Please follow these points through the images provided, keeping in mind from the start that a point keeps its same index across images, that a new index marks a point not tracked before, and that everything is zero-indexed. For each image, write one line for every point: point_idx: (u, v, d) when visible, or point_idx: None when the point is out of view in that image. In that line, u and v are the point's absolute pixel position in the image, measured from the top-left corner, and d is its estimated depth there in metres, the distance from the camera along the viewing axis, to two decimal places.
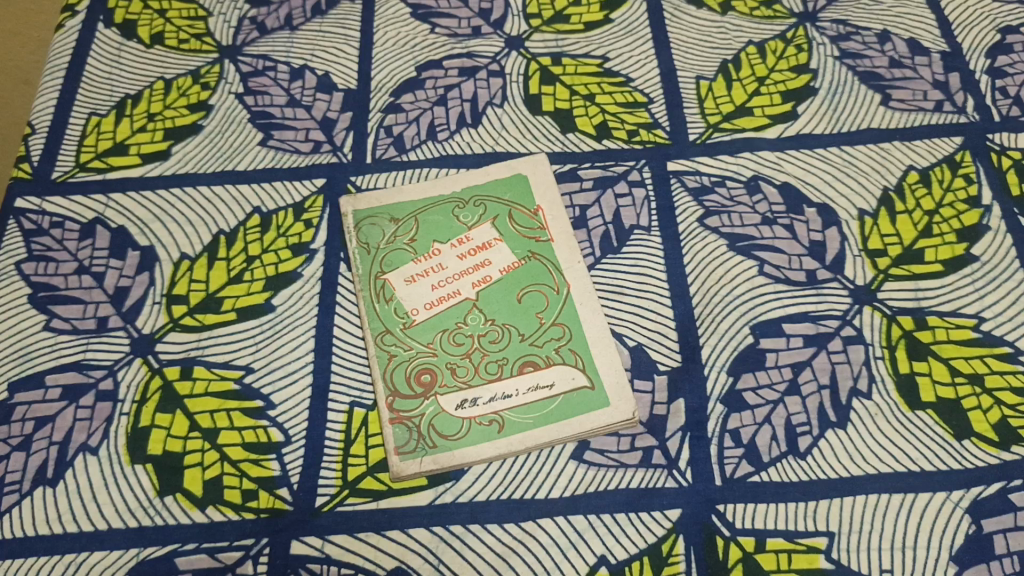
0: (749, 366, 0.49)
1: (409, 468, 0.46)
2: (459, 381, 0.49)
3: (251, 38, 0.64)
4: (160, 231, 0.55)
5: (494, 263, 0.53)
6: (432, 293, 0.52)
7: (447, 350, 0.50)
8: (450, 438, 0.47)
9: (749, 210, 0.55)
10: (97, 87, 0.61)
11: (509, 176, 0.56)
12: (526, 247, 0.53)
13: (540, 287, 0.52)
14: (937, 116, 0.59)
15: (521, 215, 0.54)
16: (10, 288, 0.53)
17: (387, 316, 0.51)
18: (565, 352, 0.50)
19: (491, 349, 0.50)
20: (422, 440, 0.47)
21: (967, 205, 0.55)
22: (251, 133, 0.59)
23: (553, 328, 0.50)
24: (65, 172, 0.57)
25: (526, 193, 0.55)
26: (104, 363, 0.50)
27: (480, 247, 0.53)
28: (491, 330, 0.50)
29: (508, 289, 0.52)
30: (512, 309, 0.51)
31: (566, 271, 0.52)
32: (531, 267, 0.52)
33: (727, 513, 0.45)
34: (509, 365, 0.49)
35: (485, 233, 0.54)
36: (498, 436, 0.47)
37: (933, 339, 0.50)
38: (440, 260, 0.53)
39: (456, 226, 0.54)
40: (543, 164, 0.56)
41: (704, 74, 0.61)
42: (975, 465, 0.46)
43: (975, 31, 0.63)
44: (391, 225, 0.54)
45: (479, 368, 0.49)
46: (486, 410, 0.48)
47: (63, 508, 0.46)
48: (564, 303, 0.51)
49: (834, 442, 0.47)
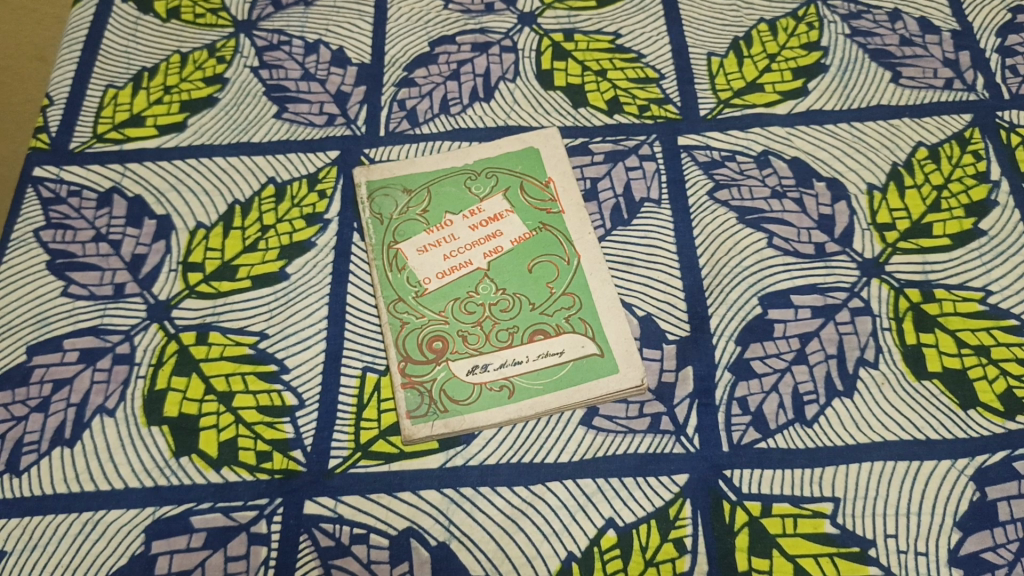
0: (757, 335, 0.50)
1: (421, 432, 0.47)
2: (470, 347, 0.49)
3: (266, 13, 0.65)
4: (176, 200, 0.55)
5: (505, 234, 0.53)
6: (444, 263, 0.52)
7: (459, 318, 0.50)
8: (461, 402, 0.48)
9: (758, 183, 0.55)
10: (114, 61, 0.62)
11: (520, 150, 0.57)
12: (537, 219, 0.54)
13: (551, 257, 0.52)
14: (947, 93, 0.59)
15: (532, 186, 0.55)
16: (29, 254, 0.53)
17: (399, 285, 0.51)
18: (575, 320, 0.50)
19: (502, 317, 0.50)
20: (433, 404, 0.48)
21: (975, 180, 0.55)
22: (265, 106, 0.60)
23: (563, 297, 0.51)
24: (83, 142, 0.58)
25: (536, 165, 0.56)
26: (122, 328, 0.51)
27: (492, 218, 0.54)
28: (502, 299, 0.51)
29: (519, 259, 0.52)
30: (523, 279, 0.52)
31: (576, 242, 0.53)
32: (542, 237, 0.53)
33: (734, 478, 0.46)
34: (520, 334, 0.50)
35: (497, 205, 0.54)
36: (508, 401, 0.48)
37: (939, 311, 0.50)
38: (452, 231, 0.53)
39: (468, 198, 0.55)
40: (554, 137, 0.57)
41: (716, 51, 0.62)
42: (980, 434, 0.47)
43: (986, 10, 0.63)
44: (403, 196, 0.55)
45: (490, 335, 0.50)
46: (497, 376, 0.48)
47: (81, 468, 0.46)
48: (574, 273, 0.52)
49: (840, 410, 0.48)
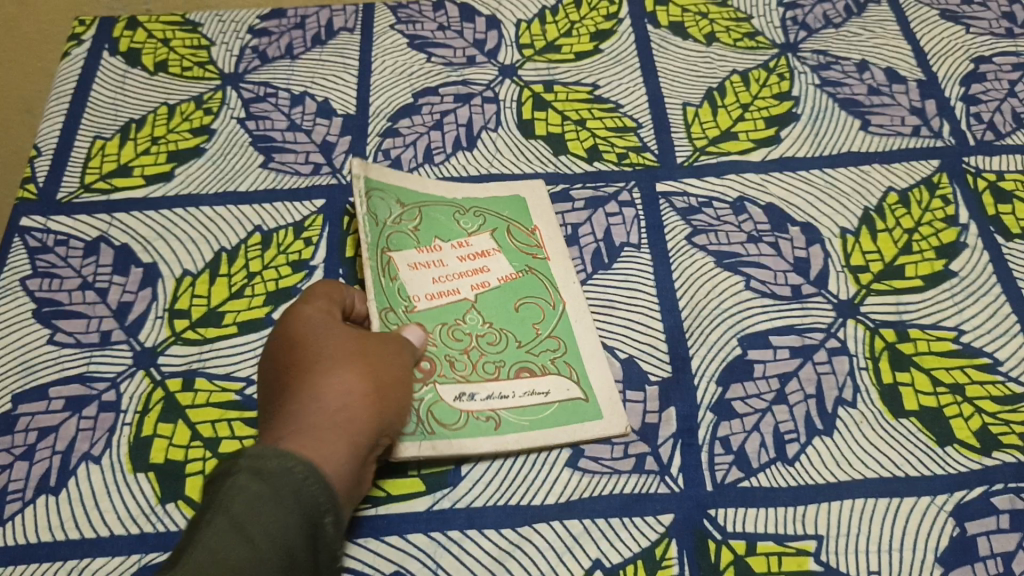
0: (737, 376, 0.51)
1: (409, 450, 0.47)
2: (458, 374, 0.50)
3: (253, 67, 0.66)
4: (163, 248, 0.56)
5: (492, 271, 0.54)
6: (432, 286, 0.53)
7: (447, 345, 0.51)
8: (449, 427, 0.48)
9: (735, 229, 0.57)
10: (102, 113, 0.63)
11: (508, 194, 0.58)
12: (523, 261, 0.55)
13: (536, 299, 0.53)
14: (915, 140, 0.61)
15: (519, 231, 0.56)
16: (15, 303, 0.54)
17: (391, 295, 0.52)
18: (560, 363, 0.51)
19: (489, 349, 0.51)
20: (421, 425, 0.48)
21: (945, 224, 0.57)
22: (252, 156, 0.60)
23: (548, 339, 0.52)
24: (71, 192, 0.59)
25: (523, 210, 0.57)
26: (108, 375, 0.51)
27: (480, 253, 0.55)
28: (489, 332, 0.52)
29: (506, 295, 0.53)
30: (510, 316, 0.53)
31: (561, 289, 0.54)
32: (527, 280, 0.54)
33: (718, 517, 0.46)
34: (506, 368, 0.51)
35: (486, 241, 0.55)
36: (495, 433, 0.48)
37: (914, 350, 0.52)
38: (442, 257, 0.54)
39: (456, 230, 0.56)
40: (540, 189, 0.58)
41: (691, 101, 0.63)
42: (957, 470, 0.48)
43: (949, 60, 0.65)
44: (396, 206, 0.56)
45: (477, 365, 0.51)
46: (484, 405, 0.49)
47: (66, 516, 0.46)
48: (559, 316, 0.53)
49: (821, 448, 0.48)
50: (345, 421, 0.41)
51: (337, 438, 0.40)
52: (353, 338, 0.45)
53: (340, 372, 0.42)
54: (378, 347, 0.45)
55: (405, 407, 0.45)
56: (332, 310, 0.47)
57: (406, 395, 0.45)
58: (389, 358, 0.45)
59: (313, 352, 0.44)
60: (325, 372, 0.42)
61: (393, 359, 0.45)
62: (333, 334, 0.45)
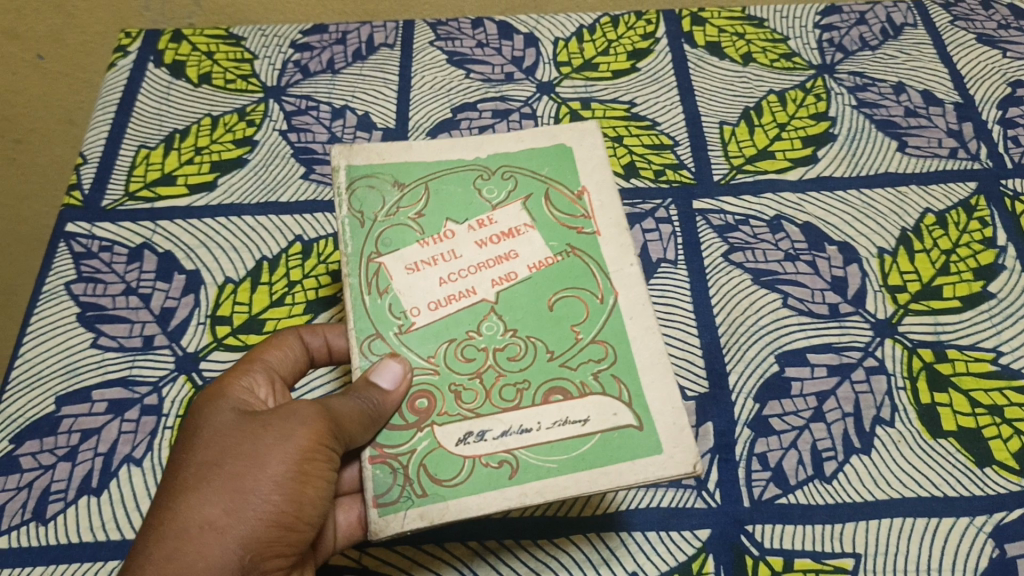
0: (774, 393, 0.51)
1: (391, 526, 0.42)
2: (463, 409, 0.44)
3: (295, 80, 0.67)
4: (205, 256, 0.57)
5: (522, 257, 0.47)
6: (439, 290, 0.46)
7: (454, 367, 0.45)
8: (445, 484, 0.42)
9: (772, 247, 0.57)
10: (147, 122, 0.64)
11: (548, 145, 0.51)
12: (563, 239, 0.48)
13: (580, 293, 0.47)
14: (952, 162, 0.61)
15: (561, 196, 0.49)
16: (60, 307, 0.55)
17: (379, 316, 0.46)
18: (606, 378, 0.45)
19: (509, 368, 0.45)
20: (408, 487, 0.42)
21: (982, 245, 0.57)
22: (293, 167, 0.61)
23: (593, 347, 0.46)
24: (115, 200, 0.60)
25: (568, 170, 0.50)
26: (150, 379, 0.52)
27: (506, 234, 0.48)
28: (512, 344, 0.46)
29: (536, 291, 0.47)
30: (542, 320, 0.46)
31: (613, 275, 0.47)
32: (569, 263, 0.47)
33: (755, 533, 0.47)
34: (531, 392, 0.45)
35: (513, 215, 0.48)
36: (509, 483, 0.42)
37: (952, 371, 0.51)
38: (453, 246, 0.47)
39: (478, 204, 0.49)
40: (592, 137, 0.51)
41: (727, 120, 0.64)
42: (996, 491, 0.47)
43: (986, 84, 0.65)
44: (394, 191, 0.49)
45: (491, 393, 0.44)
46: (496, 448, 0.43)
47: (107, 516, 0.47)
48: (606, 315, 0.46)
49: (859, 467, 0.48)
50: (193, 566, 0.38)
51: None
52: (231, 450, 0.40)
53: (196, 503, 0.39)
54: (257, 453, 0.40)
55: (298, 516, 0.41)
56: (229, 404, 0.43)
57: (293, 504, 0.40)
58: (270, 465, 0.40)
59: (179, 469, 0.40)
60: (178, 499, 0.39)
61: (277, 463, 0.40)
62: (210, 446, 0.41)
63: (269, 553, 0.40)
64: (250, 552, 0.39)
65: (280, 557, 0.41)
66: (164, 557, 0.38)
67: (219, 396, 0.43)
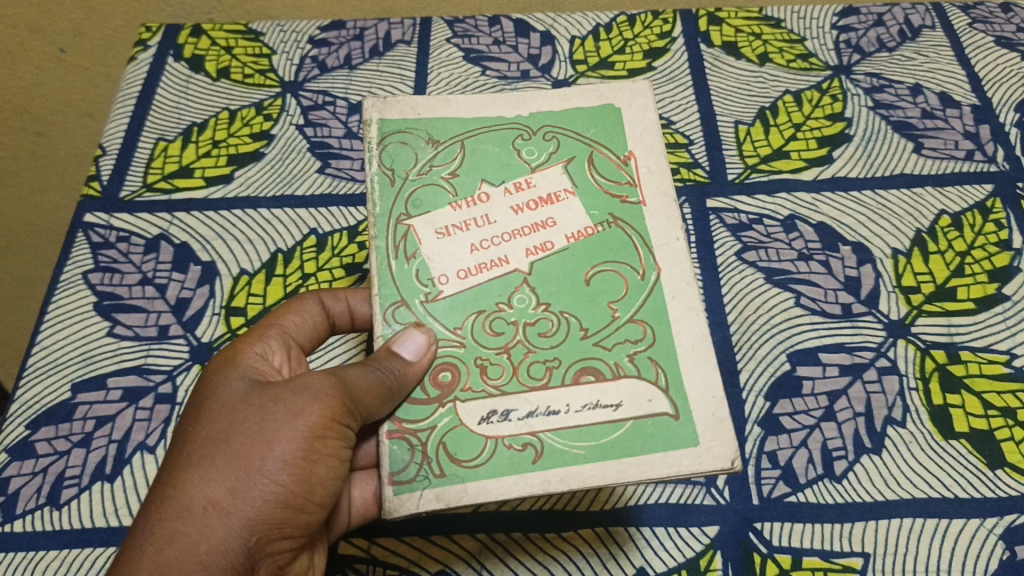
0: (785, 392, 0.51)
1: (406, 506, 0.41)
2: (487, 385, 0.44)
3: (312, 75, 0.67)
4: (221, 248, 0.57)
5: (560, 226, 0.47)
6: (471, 257, 0.46)
7: (481, 340, 0.45)
8: (466, 465, 0.42)
9: (785, 246, 0.57)
10: (166, 115, 0.65)
11: (596, 106, 0.50)
12: (606, 208, 0.47)
13: (621, 267, 0.46)
14: (968, 164, 0.61)
15: (605, 161, 0.48)
16: (78, 296, 0.56)
17: (406, 281, 0.45)
18: (643, 360, 0.44)
19: (540, 345, 0.44)
20: (426, 466, 0.42)
21: (997, 248, 0.57)
22: (310, 162, 0.61)
23: (631, 326, 0.45)
24: (133, 191, 0.61)
25: (614, 135, 0.49)
26: (165, 368, 0.52)
27: (545, 200, 0.47)
28: (543, 319, 0.45)
29: (573, 263, 0.46)
30: (579, 294, 0.45)
31: (656, 250, 0.46)
32: (610, 234, 0.46)
33: (764, 531, 0.47)
34: (561, 371, 0.44)
35: (553, 180, 0.47)
36: (532, 467, 0.42)
37: (966, 373, 0.51)
38: (488, 211, 0.46)
39: (517, 166, 0.48)
40: (642, 97, 0.50)
41: (743, 119, 0.64)
42: (1008, 493, 0.47)
43: (1004, 87, 0.65)
44: (428, 148, 0.48)
45: (519, 369, 0.44)
46: (520, 430, 0.43)
47: (120, 502, 0.48)
48: (646, 292, 0.45)
49: (869, 467, 0.48)
50: (196, 546, 0.39)
51: (184, 568, 0.38)
52: (237, 426, 0.41)
53: (200, 483, 0.39)
54: (263, 432, 0.41)
55: (308, 497, 0.41)
56: (240, 373, 0.44)
57: (302, 485, 0.41)
58: (278, 445, 0.40)
59: (185, 445, 0.41)
60: (182, 477, 0.40)
61: (285, 444, 0.40)
62: (217, 422, 0.41)
63: (276, 536, 0.40)
64: (257, 533, 0.40)
65: (290, 538, 0.41)
66: (167, 537, 0.39)
67: (231, 366, 0.44)
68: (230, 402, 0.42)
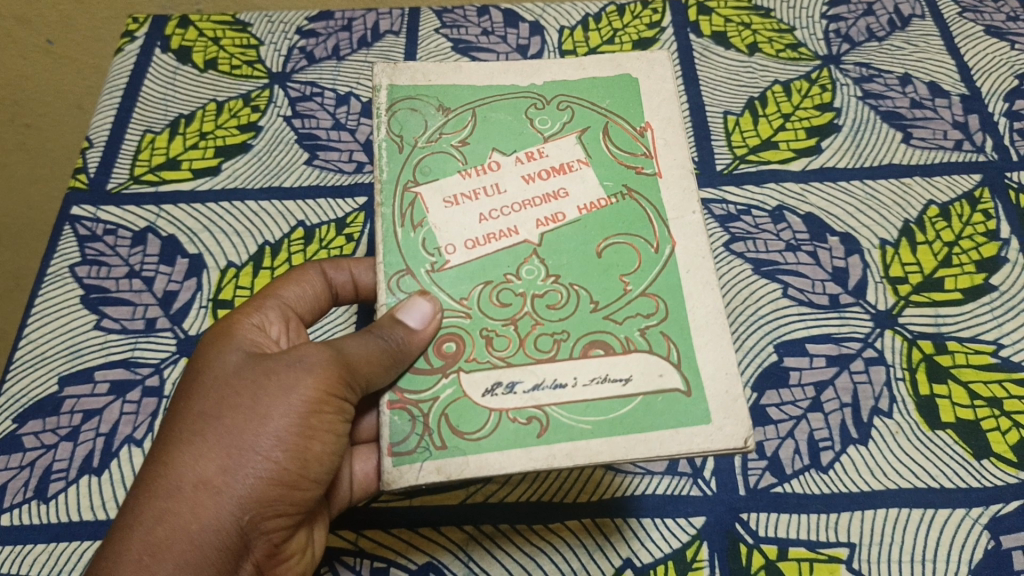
0: (772, 383, 0.51)
1: (403, 480, 0.41)
2: (493, 356, 0.43)
3: (300, 66, 0.67)
4: (209, 240, 0.57)
5: (572, 196, 0.46)
6: (479, 227, 0.45)
7: (488, 311, 0.44)
8: (470, 437, 0.41)
9: (773, 237, 0.57)
10: (153, 107, 0.65)
11: (613, 77, 0.50)
12: (620, 179, 0.47)
13: (634, 240, 0.45)
14: (957, 154, 0.61)
15: (622, 133, 0.48)
16: (64, 289, 0.55)
17: (413, 251, 0.45)
18: (654, 335, 0.44)
19: (548, 317, 0.44)
20: (427, 438, 0.42)
21: (985, 238, 0.57)
22: (297, 153, 0.61)
23: (643, 299, 0.44)
24: (120, 183, 0.60)
25: (631, 107, 0.49)
26: (152, 361, 0.52)
27: (558, 169, 0.47)
28: (553, 291, 0.44)
29: (584, 234, 0.46)
30: (591, 265, 0.45)
31: (671, 224, 0.46)
32: (624, 206, 0.46)
33: (750, 521, 0.47)
34: (569, 343, 0.43)
35: (566, 151, 0.47)
36: (536, 442, 0.41)
37: (952, 363, 0.51)
38: (499, 180, 0.46)
39: (530, 136, 0.48)
40: (659, 68, 0.50)
41: (732, 110, 0.64)
42: (993, 483, 0.47)
43: (993, 76, 0.65)
44: (438, 116, 0.48)
45: (526, 341, 0.43)
46: (526, 403, 0.42)
47: (108, 496, 0.48)
48: (659, 266, 0.45)
49: (855, 458, 0.48)
50: (187, 526, 0.39)
51: (175, 548, 0.38)
52: (230, 403, 0.41)
53: (190, 461, 0.40)
54: (256, 408, 0.41)
55: (302, 474, 0.41)
56: (237, 346, 0.44)
57: (296, 462, 0.41)
58: (272, 421, 0.40)
59: (178, 421, 0.41)
60: (173, 456, 0.40)
61: (279, 419, 0.41)
62: (210, 398, 0.41)
63: (269, 513, 0.41)
64: (250, 511, 0.40)
65: (284, 515, 0.41)
66: (157, 517, 0.39)
67: (228, 338, 0.44)
68: (222, 378, 0.42)
